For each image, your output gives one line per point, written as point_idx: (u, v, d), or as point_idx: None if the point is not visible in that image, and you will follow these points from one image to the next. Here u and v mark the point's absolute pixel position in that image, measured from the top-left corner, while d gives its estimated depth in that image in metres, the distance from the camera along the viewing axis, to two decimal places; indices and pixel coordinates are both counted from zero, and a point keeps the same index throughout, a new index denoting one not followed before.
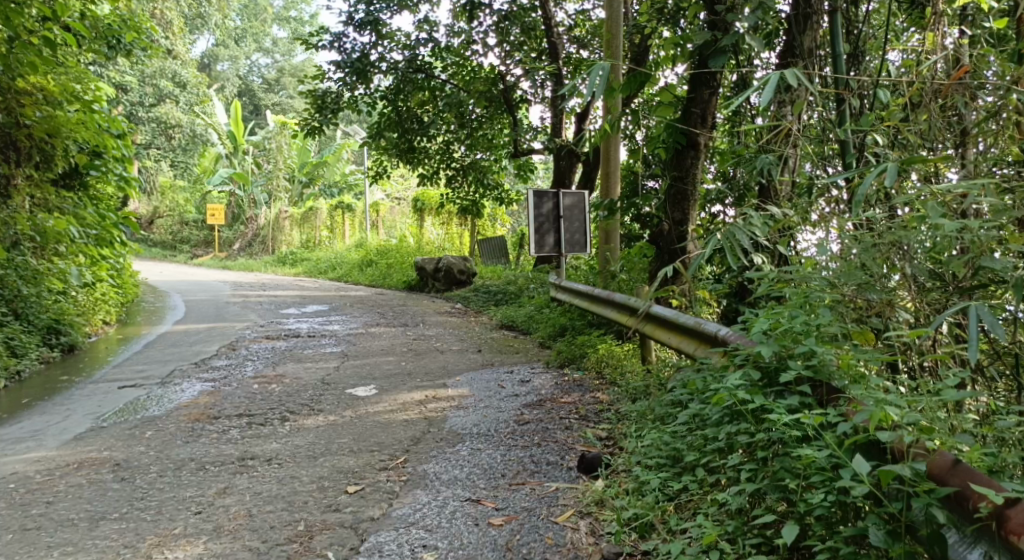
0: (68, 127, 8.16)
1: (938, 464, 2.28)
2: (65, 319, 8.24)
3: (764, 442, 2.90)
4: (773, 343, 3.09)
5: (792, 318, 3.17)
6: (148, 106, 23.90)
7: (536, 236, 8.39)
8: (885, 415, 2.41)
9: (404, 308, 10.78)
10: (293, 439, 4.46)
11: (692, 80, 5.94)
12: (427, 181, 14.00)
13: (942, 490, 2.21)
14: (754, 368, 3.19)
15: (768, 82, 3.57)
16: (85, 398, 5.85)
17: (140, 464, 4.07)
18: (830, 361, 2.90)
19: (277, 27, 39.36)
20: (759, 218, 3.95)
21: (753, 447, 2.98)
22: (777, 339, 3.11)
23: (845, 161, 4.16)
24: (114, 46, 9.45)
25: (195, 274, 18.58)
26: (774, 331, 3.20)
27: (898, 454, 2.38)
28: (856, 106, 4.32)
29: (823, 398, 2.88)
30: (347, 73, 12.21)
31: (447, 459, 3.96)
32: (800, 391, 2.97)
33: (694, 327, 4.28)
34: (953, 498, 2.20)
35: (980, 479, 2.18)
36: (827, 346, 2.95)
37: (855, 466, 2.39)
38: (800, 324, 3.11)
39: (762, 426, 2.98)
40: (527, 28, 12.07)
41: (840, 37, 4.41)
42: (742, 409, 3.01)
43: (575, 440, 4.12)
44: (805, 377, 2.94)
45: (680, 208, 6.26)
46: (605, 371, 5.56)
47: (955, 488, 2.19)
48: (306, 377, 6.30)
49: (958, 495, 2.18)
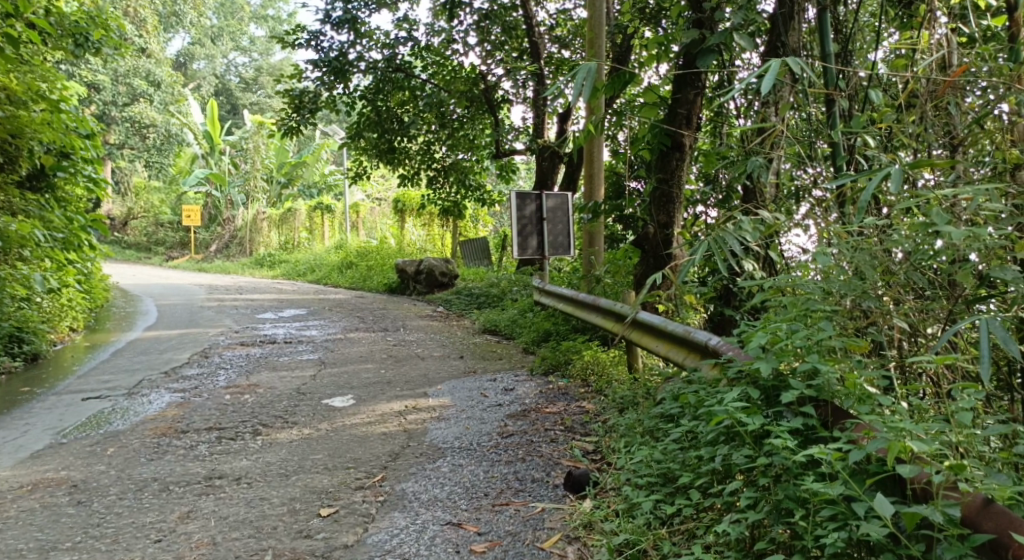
0: (32, 127, 7.88)
1: (970, 506, 2.17)
2: (29, 326, 7.99)
3: (764, 466, 2.74)
4: (772, 358, 2.94)
5: (791, 331, 2.99)
6: (121, 105, 23.45)
7: (519, 239, 8.20)
8: (906, 447, 2.30)
9: (385, 313, 10.55)
10: (264, 455, 4.25)
11: (678, 80, 5.81)
12: (407, 181, 13.76)
13: (978, 537, 2.12)
14: (751, 386, 3.05)
15: (766, 73, 3.48)
16: (47, 411, 5.62)
17: (99, 486, 3.87)
18: (833, 380, 2.76)
19: (254, 26, 38.87)
20: (749, 223, 3.80)
21: (752, 471, 2.82)
22: (775, 354, 2.95)
23: (835, 163, 3.98)
24: (82, 44, 9.14)
25: (171, 277, 18.27)
26: (772, 345, 3.01)
27: (922, 493, 2.28)
28: (845, 107, 4.12)
29: (828, 419, 2.76)
30: (325, 72, 11.96)
31: (427, 476, 3.77)
32: (800, 409, 2.81)
33: (683, 336, 4.12)
34: (988, 545, 2.11)
35: (1017, 525, 2.09)
36: (830, 364, 2.79)
37: (877, 505, 2.25)
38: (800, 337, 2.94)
39: (762, 449, 2.82)
40: (508, 28, 11.84)
41: (828, 37, 4.24)
42: (740, 430, 2.84)
43: (561, 455, 3.94)
44: (808, 397, 2.80)
45: (665, 210, 6.15)
46: (591, 379, 5.39)
47: (992, 535, 2.10)
48: (281, 386, 6.08)
49: (995, 542, 2.10)
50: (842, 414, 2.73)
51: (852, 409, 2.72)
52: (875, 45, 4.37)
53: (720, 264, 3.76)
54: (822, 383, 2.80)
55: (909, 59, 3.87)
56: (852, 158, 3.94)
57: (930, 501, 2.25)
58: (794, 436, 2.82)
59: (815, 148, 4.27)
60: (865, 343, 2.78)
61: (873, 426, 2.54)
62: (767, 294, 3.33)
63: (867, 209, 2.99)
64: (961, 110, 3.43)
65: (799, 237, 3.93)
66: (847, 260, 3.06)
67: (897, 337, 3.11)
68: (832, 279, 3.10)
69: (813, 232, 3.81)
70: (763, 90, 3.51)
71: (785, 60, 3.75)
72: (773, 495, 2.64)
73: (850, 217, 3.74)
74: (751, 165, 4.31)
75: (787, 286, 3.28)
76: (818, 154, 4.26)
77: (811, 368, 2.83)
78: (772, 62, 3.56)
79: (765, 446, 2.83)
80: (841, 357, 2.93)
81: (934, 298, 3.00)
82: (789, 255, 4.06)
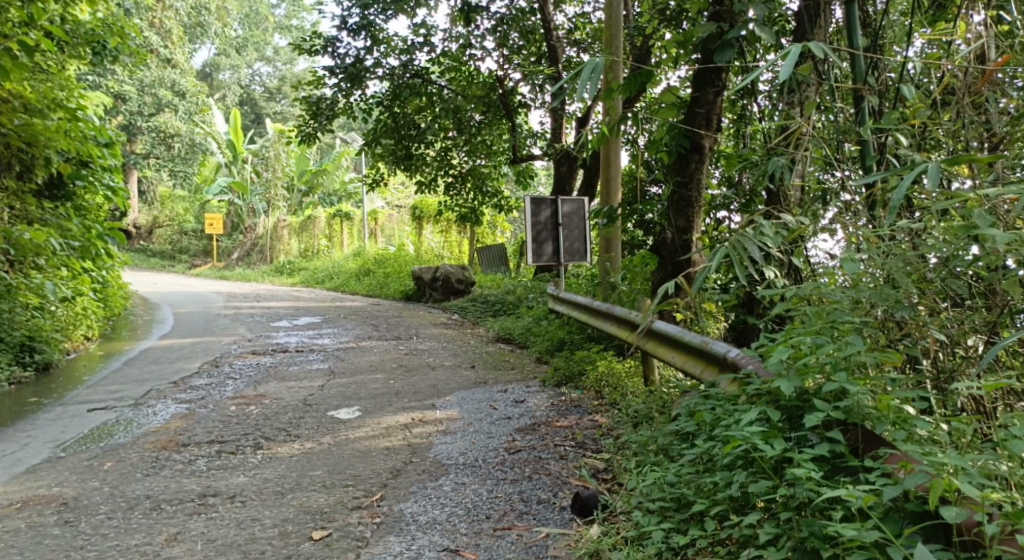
0: (46, 135, 7.71)
1: None
2: (41, 335, 7.90)
3: (786, 496, 2.52)
4: (795, 377, 2.72)
5: (816, 346, 2.77)
6: (147, 115, 23.01)
7: (534, 245, 7.99)
8: (953, 487, 2.14)
9: (399, 320, 10.39)
10: (262, 472, 4.08)
11: (696, 79, 5.58)
12: (424, 188, 13.59)
13: None
14: (771, 406, 2.83)
15: (788, 54, 3.24)
16: (51, 423, 5.50)
17: (89, 503, 3.71)
18: (864, 402, 2.54)
19: (278, 36, 39.07)
20: (771, 228, 3.63)
21: (773, 500, 2.60)
22: (798, 372, 2.74)
23: (865, 164, 3.69)
24: (99, 51, 9.04)
25: (191, 284, 18.26)
26: (795, 361, 2.79)
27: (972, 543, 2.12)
28: (875, 104, 3.89)
29: (858, 446, 2.55)
30: (341, 79, 11.81)
31: (427, 496, 3.59)
32: (826, 433, 2.58)
33: (700, 348, 3.90)
34: None
35: None
36: (860, 384, 2.57)
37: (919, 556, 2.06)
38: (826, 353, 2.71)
39: (784, 478, 2.59)
40: (526, 32, 11.66)
41: (857, 30, 3.89)
42: (760, 457, 2.62)
43: (570, 473, 3.73)
44: (834, 420, 2.58)
45: (683, 215, 5.86)
46: (605, 390, 5.17)
47: None
48: (288, 397, 5.92)
49: None
50: (874, 440, 2.53)
51: (885, 435, 2.50)
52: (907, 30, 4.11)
53: (739, 271, 3.55)
54: (850, 405, 2.59)
55: (943, 52, 3.64)
56: (883, 157, 3.70)
57: (981, 551, 2.10)
58: (819, 464, 2.59)
59: (840, 149, 4.07)
60: (899, 360, 2.56)
61: (910, 457, 2.35)
62: (790, 303, 3.09)
63: (898, 210, 2.74)
64: (999, 107, 3.20)
65: (829, 239, 3.78)
66: (877, 267, 2.85)
67: (933, 348, 2.88)
68: (860, 285, 2.88)
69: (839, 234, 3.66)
70: (781, 77, 3.26)
71: (806, 43, 3.44)
72: (796, 529, 2.44)
73: (890, 217, 3.55)
74: (773, 166, 4.10)
75: (812, 295, 3.05)
76: (845, 156, 4.06)
77: (838, 388, 2.61)
78: (792, 46, 3.33)
79: (787, 471, 2.62)
80: (872, 374, 2.71)
81: (974, 308, 2.79)
82: (817, 260, 3.86)
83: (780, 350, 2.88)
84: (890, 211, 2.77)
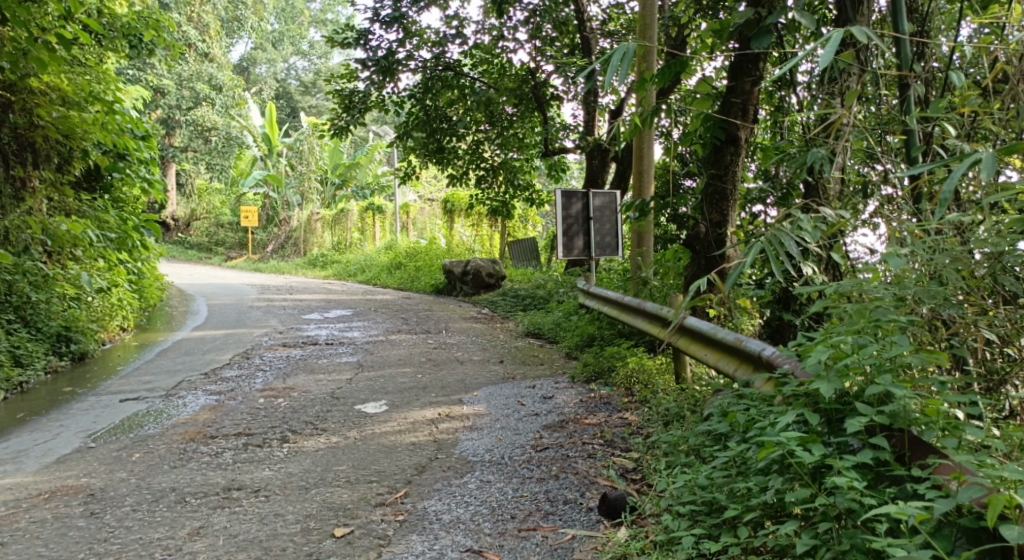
0: (83, 128, 7.77)
1: None
2: (77, 325, 7.82)
3: (825, 505, 2.41)
4: (835, 379, 2.59)
5: (858, 346, 2.64)
6: (185, 109, 23.07)
7: (564, 238, 7.89)
8: (1013, 505, 2.02)
9: (429, 314, 10.34)
10: (288, 466, 4.04)
11: (733, 69, 5.44)
12: (456, 182, 13.53)
13: None
14: (809, 408, 2.71)
15: (829, 42, 3.06)
16: (82, 412, 5.52)
17: (115, 495, 3.71)
18: (910, 407, 2.43)
19: (314, 30, 39.21)
20: (808, 222, 3.53)
21: (810, 509, 2.49)
22: (839, 373, 2.61)
23: (909, 156, 3.57)
24: (135, 44, 9.04)
25: (226, 277, 18.39)
26: (835, 361, 2.66)
27: None
28: (921, 92, 3.76)
29: (904, 453, 2.43)
30: (374, 72, 11.78)
31: (451, 493, 3.54)
32: (870, 439, 2.46)
33: (734, 345, 3.79)
34: None
35: None
36: (906, 388, 2.45)
37: None
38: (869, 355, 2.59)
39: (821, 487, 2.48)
40: (559, 23, 11.49)
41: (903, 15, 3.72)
42: (796, 462, 2.51)
43: (597, 472, 3.64)
44: (877, 426, 2.46)
45: (717, 208, 5.74)
46: (636, 387, 5.06)
47: None
48: (316, 390, 5.89)
49: None
50: (920, 447, 2.41)
51: (934, 442, 2.39)
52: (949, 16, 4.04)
53: (775, 267, 3.44)
54: (896, 409, 2.47)
55: (994, 38, 3.52)
56: (929, 147, 3.59)
57: None
58: (862, 472, 2.47)
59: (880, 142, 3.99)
60: (947, 362, 2.44)
61: (963, 468, 2.24)
62: (829, 300, 2.96)
63: (948, 200, 2.63)
64: None
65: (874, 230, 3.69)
66: (921, 263, 2.74)
67: (982, 348, 2.80)
68: (903, 280, 2.78)
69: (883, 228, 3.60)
70: (821, 67, 3.06)
71: (848, 29, 3.28)
72: (836, 541, 2.33)
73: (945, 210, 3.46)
74: (813, 159, 4.00)
75: (852, 292, 2.92)
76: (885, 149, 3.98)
77: (883, 391, 2.48)
78: (832, 32, 3.13)
79: (827, 478, 2.52)
80: (917, 377, 2.59)
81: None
82: (858, 258, 3.77)
83: (818, 348, 2.76)
84: (938, 203, 2.66)
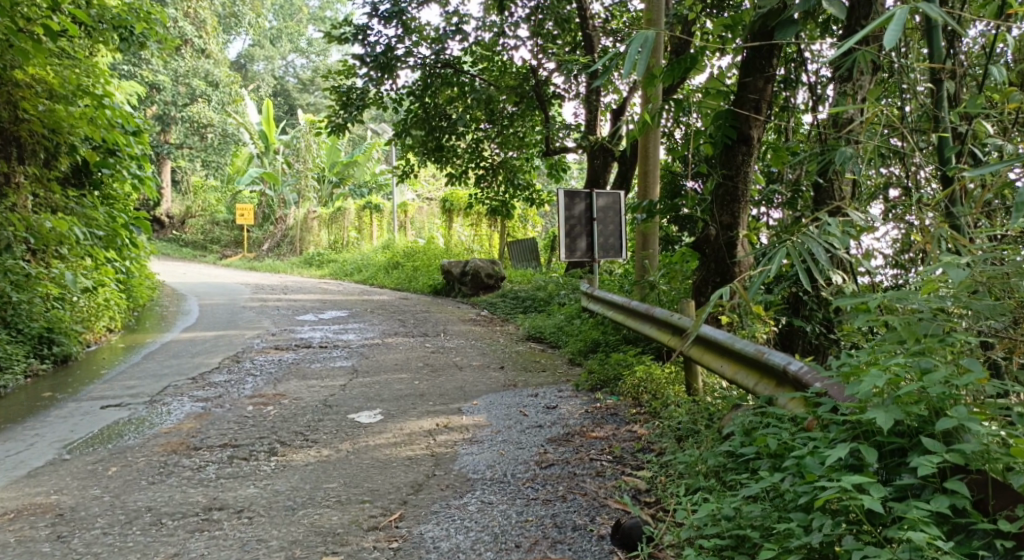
0: (69, 122, 7.47)
1: None
2: (60, 326, 7.53)
3: (886, 554, 2.20)
4: (895, 410, 2.42)
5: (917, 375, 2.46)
6: (181, 106, 22.56)
7: (567, 240, 7.62)
8: None
9: (426, 316, 10.07)
10: (274, 483, 3.77)
11: (746, 64, 5.13)
12: (454, 180, 13.25)
13: None
14: (864, 441, 2.53)
15: (897, 23, 2.59)
16: (61, 420, 5.24)
17: (86, 515, 3.44)
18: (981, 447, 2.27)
19: (312, 29, 38.78)
20: (837, 227, 3.28)
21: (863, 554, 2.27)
22: (897, 405, 2.43)
23: (942, 156, 3.32)
24: (127, 37, 8.69)
25: (221, 275, 18.05)
26: (895, 390, 2.47)
27: None
28: (955, 88, 3.51)
29: (986, 502, 2.25)
30: (371, 68, 11.48)
31: (450, 517, 3.27)
32: (945, 484, 2.28)
33: (754, 357, 3.52)
34: None
35: None
36: (982, 426, 2.30)
37: None
38: (936, 385, 2.40)
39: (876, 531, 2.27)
40: (562, 20, 11.20)
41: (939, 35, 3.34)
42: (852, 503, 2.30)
43: (608, 494, 3.39)
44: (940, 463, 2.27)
45: (727, 210, 5.40)
46: (644, 398, 4.80)
47: None
48: (308, 397, 5.61)
49: None
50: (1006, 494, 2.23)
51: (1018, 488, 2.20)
52: (975, 3, 3.90)
53: (801, 275, 3.19)
54: (971, 449, 2.30)
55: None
56: (963, 147, 3.34)
57: None
58: (925, 514, 2.26)
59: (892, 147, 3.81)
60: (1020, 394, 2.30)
61: None
62: (870, 314, 2.72)
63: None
64: None
65: (888, 230, 3.69)
66: (976, 275, 2.54)
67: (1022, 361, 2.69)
68: (948, 293, 2.60)
69: (896, 230, 3.61)
70: (884, 46, 2.59)
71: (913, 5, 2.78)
72: None
73: (989, 218, 3.27)
74: (841, 159, 3.76)
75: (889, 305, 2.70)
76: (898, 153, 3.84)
77: (955, 426, 2.32)
78: (895, 8, 2.64)
79: (886, 521, 2.34)
80: (986, 408, 2.42)
81: None
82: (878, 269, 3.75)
83: (868, 372, 2.58)
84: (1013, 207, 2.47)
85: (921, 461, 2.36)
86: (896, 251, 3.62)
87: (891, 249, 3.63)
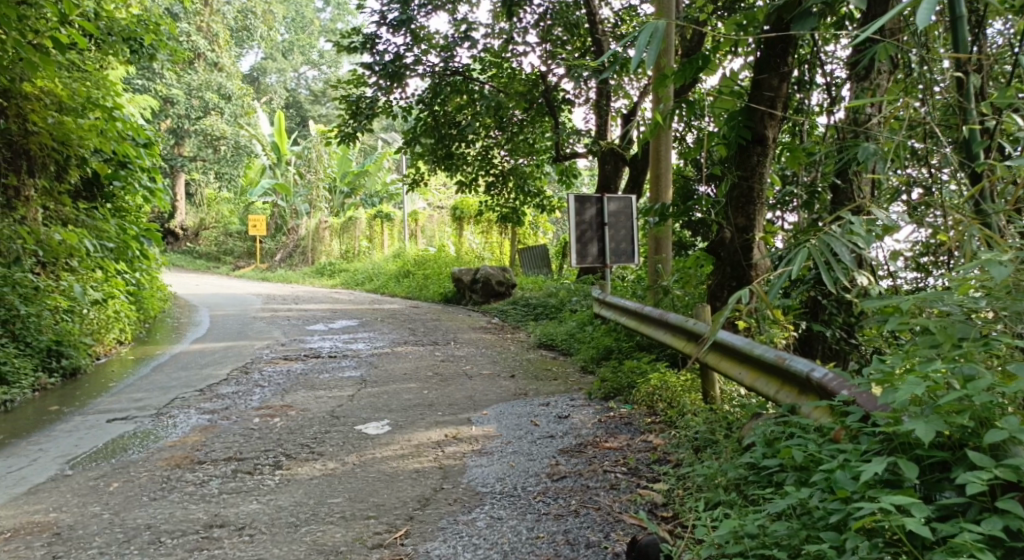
0: (78, 134, 7.40)
1: None
2: (69, 339, 7.43)
3: None
4: (937, 421, 2.26)
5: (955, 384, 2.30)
6: (194, 119, 22.49)
7: (578, 245, 7.48)
8: None
9: (436, 324, 9.95)
10: (277, 498, 3.64)
11: (761, 62, 4.99)
12: (465, 188, 13.14)
13: None
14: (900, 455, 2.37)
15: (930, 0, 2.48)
16: (65, 435, 5.14)
17: (84, 534, 3.32)
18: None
19: (324, 41, 38.83)
20: (861, 225, 3.15)
21: None
22: (934, 416, 2.27)
23: (968, 151, 3.16)
24: (137, 50, 8.63)
25: (233, 286, 17.99)
26: (933, 400, 2.32)
27: None
28: (980, 82, 3.37)
29: None
30: (381, 77, 11.37)
31: (458, 533, 3.14)
32: (997, 502, 2.14)
33: (775, 364, 3.37)
34: None
35: None
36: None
37: None
38: (981, 394, 2.25)
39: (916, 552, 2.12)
40: (571, 26, 11.07)
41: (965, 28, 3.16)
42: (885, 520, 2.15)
43: (622, 508, 3.24)
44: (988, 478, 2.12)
45: (743, 213, 5.25)
46: (659, 406, 4.65)
47: None
48: (315, 408, 5.49)
49: None
50: None
51: None
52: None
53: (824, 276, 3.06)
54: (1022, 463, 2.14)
55: None
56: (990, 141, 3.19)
57: None
58: (969, 533, 2.11)
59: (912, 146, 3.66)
60: None
61: None
62: (900, 319, 2.56)
63: None
64: None
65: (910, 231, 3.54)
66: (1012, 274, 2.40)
67: None
68: (983, 295, 2.46)
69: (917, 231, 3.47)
70: (917, 23, 2.47)
71: None
72: None
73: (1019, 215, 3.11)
74: (864, 154, 3.69)
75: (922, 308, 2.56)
76: (919, 153, 3.71)
77: (1004, 439, 2.18)
78: None
79: (929, 542, 2.18)
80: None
81: None
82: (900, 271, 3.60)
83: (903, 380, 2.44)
84: None
85: (969, 477, 2.21)
86: (919, 252, 3.47)
87: (913, 251, 3.49)
